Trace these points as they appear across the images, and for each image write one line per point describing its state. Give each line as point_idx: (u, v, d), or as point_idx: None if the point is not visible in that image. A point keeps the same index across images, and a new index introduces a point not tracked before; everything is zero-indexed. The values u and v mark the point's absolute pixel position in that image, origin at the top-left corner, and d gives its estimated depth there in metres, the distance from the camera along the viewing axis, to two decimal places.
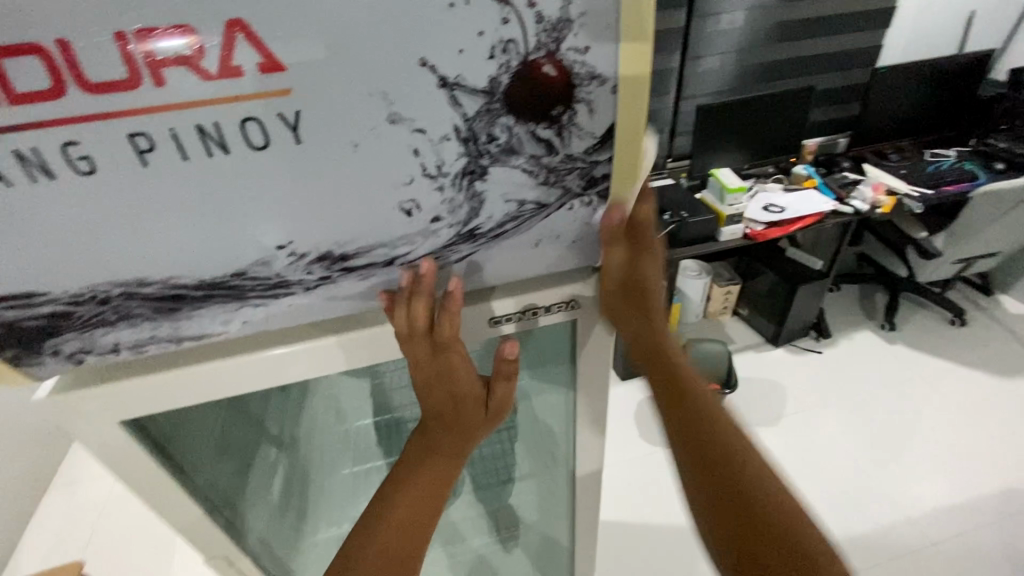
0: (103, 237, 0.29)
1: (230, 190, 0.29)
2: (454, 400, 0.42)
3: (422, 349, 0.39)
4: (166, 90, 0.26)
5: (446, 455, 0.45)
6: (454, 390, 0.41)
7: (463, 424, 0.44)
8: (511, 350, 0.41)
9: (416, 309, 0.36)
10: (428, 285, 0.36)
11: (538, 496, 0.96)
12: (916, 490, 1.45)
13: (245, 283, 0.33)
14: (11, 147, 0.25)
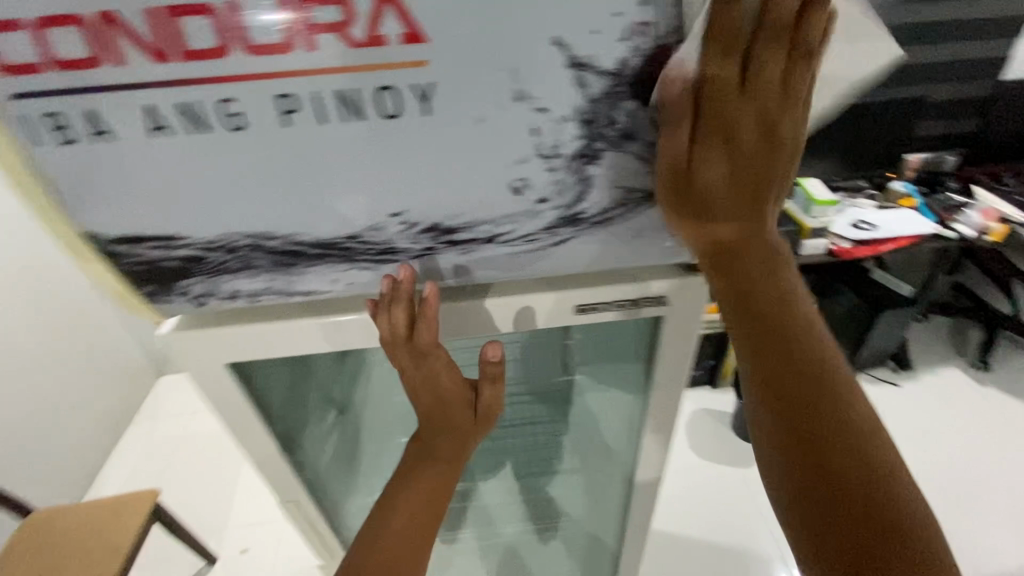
0: (242, 189, 0.31)
1: (357, 155, 0.31)
2: (442, 401, 0.49)
3: (411, 358, 0.45)
4: (316, 55, 0.27)
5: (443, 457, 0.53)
6: (443, 393, 0.49)
7: (455, 424, 0.52)
8: (493, 352, 0.47)
9: (395, 314, 0.38)
10: (406, 290, 0.37)
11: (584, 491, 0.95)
12: (995, 548, 1.32)
13: (356, 246, 0.35)
14: (177, 100, 0.28)
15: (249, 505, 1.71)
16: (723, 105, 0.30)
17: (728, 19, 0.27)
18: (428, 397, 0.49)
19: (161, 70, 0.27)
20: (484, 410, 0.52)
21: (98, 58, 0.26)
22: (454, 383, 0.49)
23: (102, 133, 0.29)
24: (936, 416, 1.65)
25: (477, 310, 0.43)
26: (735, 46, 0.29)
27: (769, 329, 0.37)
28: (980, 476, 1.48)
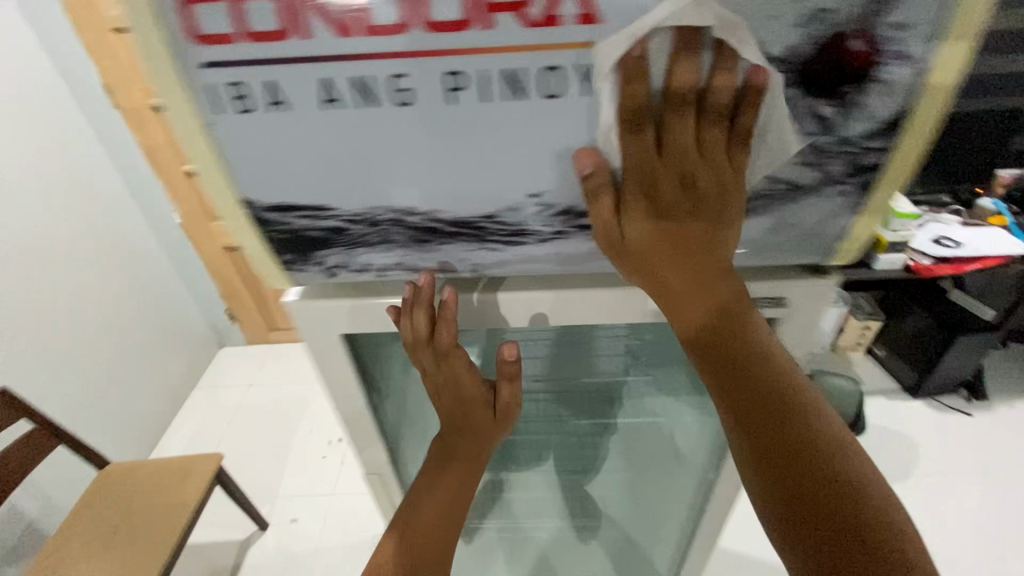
0: (394, 162, 0.33)
1: (510, 134, 0.32)
2: (466, 401, 0.58)
3: (434, 364, 0.53)
4: (492, 32, 0.28)
5: (468, 457, 0.64)
6: (464, 393, 0.57)
7: (479, 427, 0.61)
8: (509, 354, 0.56)
9: (418, 316, 0.42)
10: (427, 295, 0.41)
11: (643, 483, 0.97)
12: None
13: (490, 227, 0.37)
14: (350, 75, 0.29)
15: (300, 476, 1.80)
16: (644, 169, 0.34)
17: (634, 93, 0.31)
18: (451, 398, 0.57)
19: (341, 43, 0.28)
20: (501, 406, 0.60)
21: (285, 30, 0.28)
22: (475, 386, 0.57)
23: (275, 103, 0.30)
24: (1008, 454, 1.58)
25: (490, 304, 0.49)
26: (647, 116, 0.32)
27: (749, 383, 0.41)
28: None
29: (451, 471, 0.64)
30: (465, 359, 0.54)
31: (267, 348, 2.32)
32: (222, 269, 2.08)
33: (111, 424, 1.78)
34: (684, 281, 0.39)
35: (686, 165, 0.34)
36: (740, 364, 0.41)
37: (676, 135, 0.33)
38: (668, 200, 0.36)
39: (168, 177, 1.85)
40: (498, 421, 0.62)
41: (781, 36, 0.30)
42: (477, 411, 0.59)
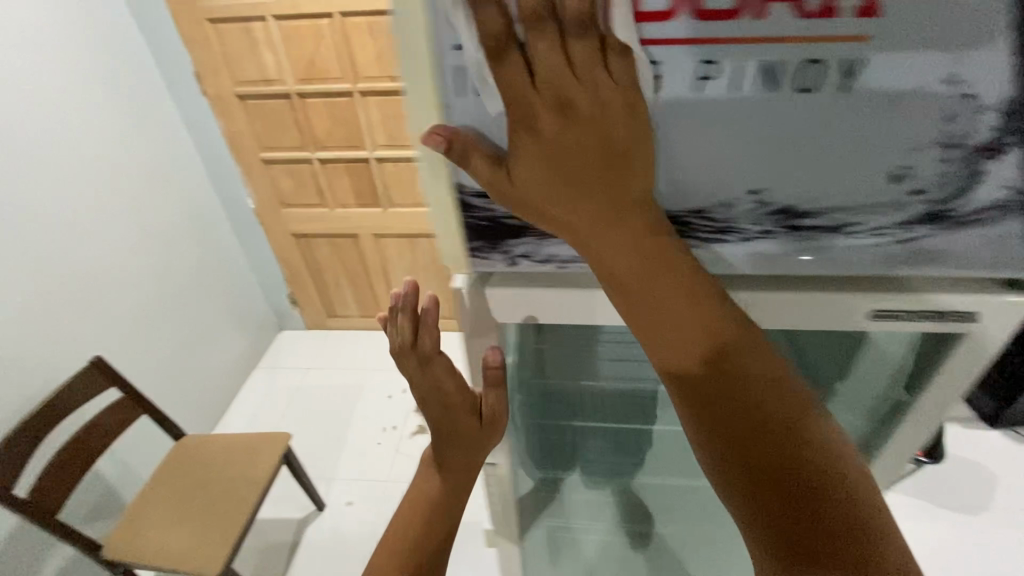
0: (640, 127, 0.43)
1: (745, 118, 0.41)
2: (451, 408, 0.69)
3: (418, 372, 0.65)
4: (762, 21, 0.37)
5: (461, 466, 0.73)
6: (449, 398, 0.68)
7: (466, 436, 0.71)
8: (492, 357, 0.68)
9: (401, 321, 0.62)
10: (410, 303, 0.61)
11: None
12: None
13: (697, 221, 0.48)
14: (608, 41, 0.40)
15: (355, 460, 1.84)
16: (518, 97, 0.42)
17: (489, 21, 0.39)
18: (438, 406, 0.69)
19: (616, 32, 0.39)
20: (486, 414, 0.71)
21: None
22: (461, 394, 0.70)
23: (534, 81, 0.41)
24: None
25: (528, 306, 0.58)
26: (505, 43, 0.40)
27: (700, 388, 0.50)
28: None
29: (441, 474, 0.73)
30: (446, 365, 0.67)
31: (323, 335, 2.38)
32: (288, 254, 2.15)
33: (181, 397, 1.86)
34: (660, 301, 0.48)
35: (558, 91, 0.41)
36: (717, 379, 0.49)
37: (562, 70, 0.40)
38: (565, 134, 0.43)
39: (245, 164, 1.92)
40: (486, 430, 0.72)
41: (1012, 65, 0.37)
42: (462, 418, 0.70)
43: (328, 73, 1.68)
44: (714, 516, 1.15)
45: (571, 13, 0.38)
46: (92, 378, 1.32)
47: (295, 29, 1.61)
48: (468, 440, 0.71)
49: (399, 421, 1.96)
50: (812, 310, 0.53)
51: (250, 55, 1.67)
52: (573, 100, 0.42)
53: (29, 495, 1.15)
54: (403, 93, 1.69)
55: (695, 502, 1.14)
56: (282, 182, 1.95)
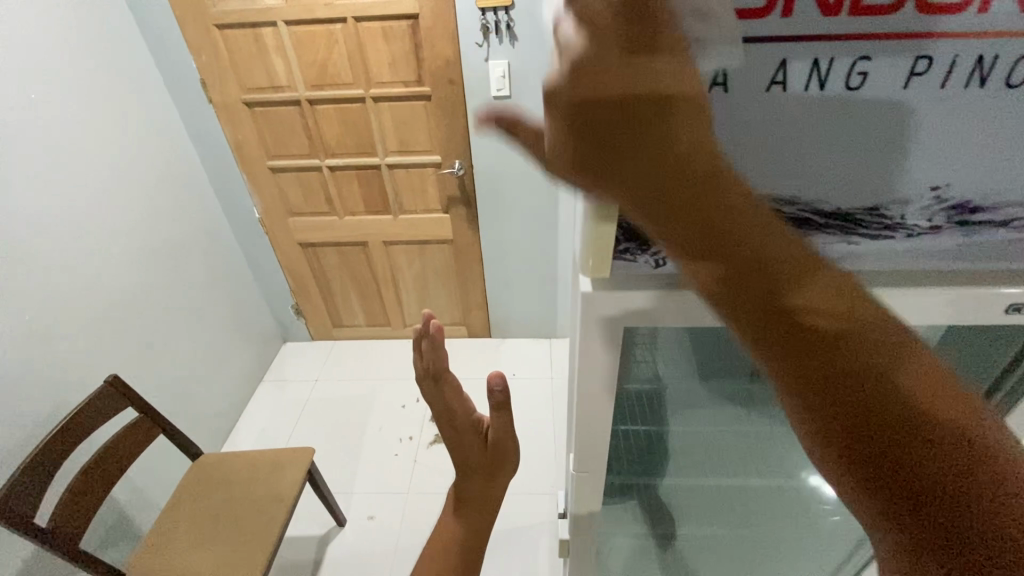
0: (815, 140, 0.34)
1: (929, 113, 0.32)
2: (461, 431, 0.73)
3: (433, 392, 0.71)
4: (983, 17, 0.29)
5: (477, 495, 0.76)
6: (457, 420, 0.72)
7: (477, 464, 0.74)
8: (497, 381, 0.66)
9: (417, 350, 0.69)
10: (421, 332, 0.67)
11: (766, 440, 1.03)
12: None
13: (863, 219, 0.37)
14: (813, 55, 0.32)
15: (373, 473, 1.80)
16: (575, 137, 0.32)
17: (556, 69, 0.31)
18: (451, 430, 0.73)
19: (823, 23, 0.31)
20: (493, 440, 0.72)
21: (768, 7, 0.30)
22: (467, 416, 0.73)
23: (716, 86, 0.32)
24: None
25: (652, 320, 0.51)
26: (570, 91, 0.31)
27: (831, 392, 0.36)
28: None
29: (462, 506, 0.77)
30: (455, 390, 0.71)
31: (329, 346, 2.34)
32: (294, 264, 2.11)
33: (189, 416, 1.79)
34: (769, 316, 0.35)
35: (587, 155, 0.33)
36: (853, 391, 0.35)
37: (591, 76, 0.30)
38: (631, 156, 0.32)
39: (251, 173, 1.88)
40: (493, 456, 0.73)
41: None
42: (469, 444, 0.73)
43: (339, 79, 1.65)
44: (746, 510, 1.16)
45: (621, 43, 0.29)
46: (106, 399, 1.26)
47: (307, 34, 1.58)
48: (475, 468, 0.74)
49: (415, 430, 1.92)
50: (970, 310, 0.41)
51: (259, 62, 1.64)
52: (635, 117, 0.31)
53: (48, 525, 1.08)
54: (416, 99, 1.67)
55: (727, 498, 1.14)
56: (290, 191, 1.91)
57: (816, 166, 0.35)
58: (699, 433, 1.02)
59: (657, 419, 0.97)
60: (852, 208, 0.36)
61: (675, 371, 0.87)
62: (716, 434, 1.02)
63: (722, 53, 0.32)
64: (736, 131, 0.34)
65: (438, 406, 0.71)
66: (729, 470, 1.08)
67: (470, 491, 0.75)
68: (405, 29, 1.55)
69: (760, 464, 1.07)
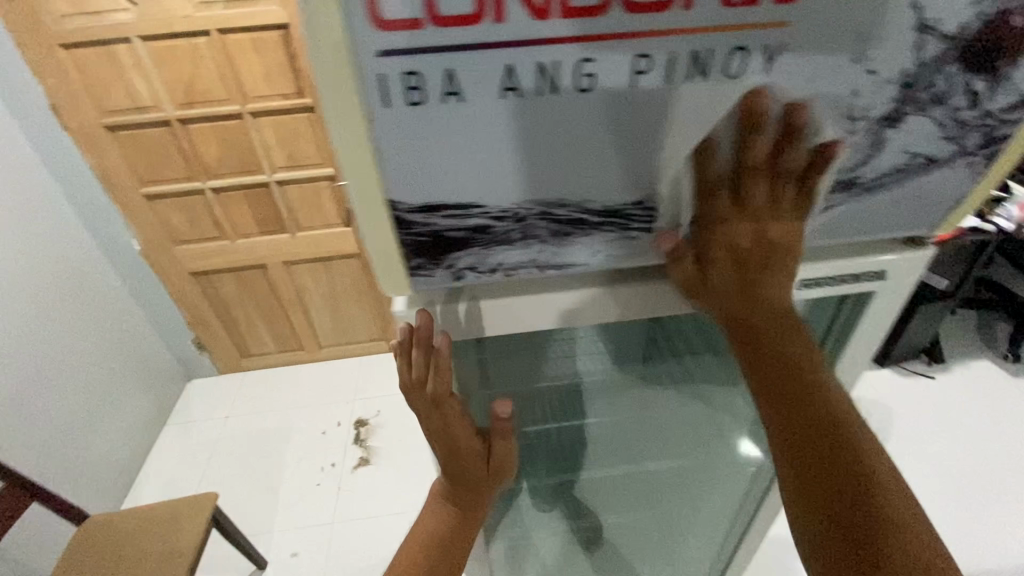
0: (553, 147, 0.31)
1: (661, 107, 0.30)
2: (458, 454, 0.57)
3: (432, 414, 0.49)
4: (689, 13, 0.27)
5: (468, 506, 0.64)
6: (459, 445, 0.56)
7: (471, 479, 0.62)
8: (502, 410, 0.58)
9: (412, 357, 0.43)
10: (422, 332, 0.42)
11: (691, 427, 0.93)
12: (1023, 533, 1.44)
13: (635, 214, 0.36)
14: (537, 60, 0.27)
15: (295, 507, 1.71)
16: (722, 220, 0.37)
17: (707, 177, 0.35)
18: (444, 450, 0.57)
19: (536, 27, 0.26)
20: (495, 459, 0.61)
21: (478, 13, 0.26)
22: (467, 437, 0.56)
23: (449, 94, 0.28)
24: (960, 410, 1.77)
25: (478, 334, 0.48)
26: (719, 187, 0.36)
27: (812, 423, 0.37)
28: (998, 462, 1.61)
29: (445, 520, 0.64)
30: (460, 415, 0.53)
31: (239, 377, 2.19)
32: (187, 296, 1.96)
33: (78, 476, 1.62)
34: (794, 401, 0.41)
35: (765, 215, 0.36)
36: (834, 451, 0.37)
37: (757, 173, 0.35)
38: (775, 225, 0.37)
39: (123, 203, 1.72)
40: (492, 475, 0.63)
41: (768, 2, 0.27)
42: (470, 462, 0.59)
43: (209, 96, 1.55)
44: (668, 502, 1.08)
45: (784, 161, 0.34)
46: None
47: (166, 50, 1.46)
48: (473, 484, 0.62)
49: (338, 456, 1.84)
50: None
51: (117, 82, 1.51)
52: (785, 196, 0.36)
53: None
54: (297, 112, 1.59)
55: (649, 491, 1.06)
56: (172, 218, 1.77)
57: (562, 171, 0.32)
58: (625, 428, 0.94)
59: (574, 412, 0.90)
60: (753, 161, 0.34)
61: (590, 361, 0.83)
62: (642, 423, 0.93)
63: (420, 63, 0.27)
64: (484, 142, 0.30)
65: (437, 429, 0.52)
66: (653, 460, 0.99)
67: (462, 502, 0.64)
68: (276, 40, 1.47)
69: (689, 456, 0.97)
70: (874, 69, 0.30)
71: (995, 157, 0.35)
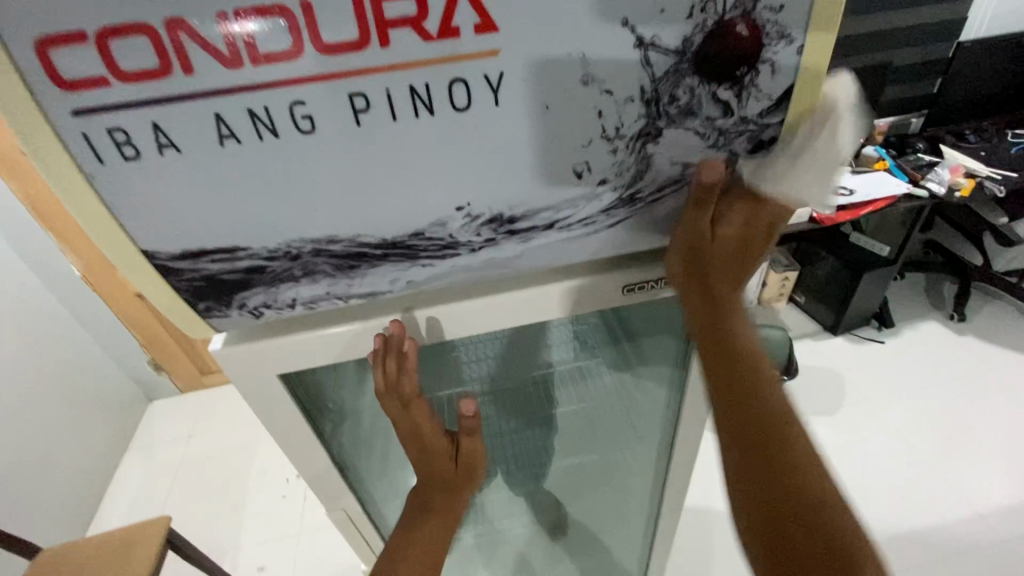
0: (298, 186, 0.30)
1: (395, 139, 0.30)
2: (430, 454, 0.53)
3: (401, 417, 0.45)
4: (389, 51, 0.27)
5: (441, 514, 0.58)
6: (427, 445, 0.51)
7: (444, 482, 0.56)
8: (469, 408, 0.53)
9: (388, 363, 0.41)
10: (396, 343, 0.41)
11: (625, 417, 0.87)
12: (975, 488, 1.46)
13: (419, 243, 0.35)
14: (245, 106, 0.27)
15: (261, 521, 1.70)
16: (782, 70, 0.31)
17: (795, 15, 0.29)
18: (415, 449, 0.52)
19: (230, 76, 0.26)
20: (464, 456, 0.56)
21: (162, 67, 0.25)
22: (438, 436, 0.52)
23: (165, 146, 0.28)
24: (914, 371, 1.78)
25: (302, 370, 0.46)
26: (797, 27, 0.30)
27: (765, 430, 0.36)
28: (951, 422, 1.62)
29: (418, 531, 0.57)
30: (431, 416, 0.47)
31: (200, 396, 2.17)
32: (136, 317, 1.93)
33: (35, 509, 1.59)
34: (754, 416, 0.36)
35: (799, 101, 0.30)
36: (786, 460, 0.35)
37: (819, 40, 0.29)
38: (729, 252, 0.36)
39: (56, 229, 1.67)
40: (464, 475, 0.57)
41: (470, 25, 0.27)
42: (438, 464, 0.54)
43: None
44: (616, 491, 1.02)
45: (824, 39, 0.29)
46: None
47: None
48: (444, 485, 0.56)
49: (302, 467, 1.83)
50: (571, 304, 0.44)
51: None
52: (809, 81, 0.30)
53: None
54: None
55: (604, 476, 1.02)
56: None
57: (315, 210, 0.32)
58: (583, 412, 0.91)
59: (543, 402, 0.90)
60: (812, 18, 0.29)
61: (556, 349, 0.77)
62: (589, 407, 0.90)
63: (117, 118, 0.26)
64: (221, 188, 0.30)
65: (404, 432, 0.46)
66: (598, 442, 0.95)
67: (431, 511, 0.58)
68: None
69: (625, 447, 0.91)
70: (610, 87, 0.30)
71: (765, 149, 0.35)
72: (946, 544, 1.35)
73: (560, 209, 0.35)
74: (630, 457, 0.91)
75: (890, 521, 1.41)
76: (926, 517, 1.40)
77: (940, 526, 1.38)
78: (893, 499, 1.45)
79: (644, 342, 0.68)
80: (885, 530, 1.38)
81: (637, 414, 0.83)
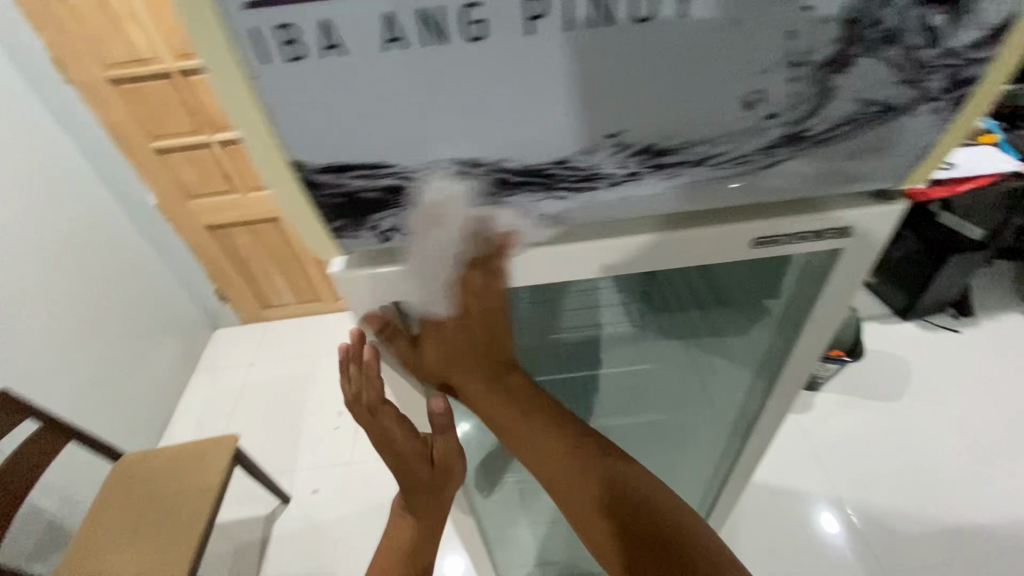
0: (454, 100, 0.29)
1: (563, 52, 0.27)
2: (406, 459, 0.54)
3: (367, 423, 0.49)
4: None
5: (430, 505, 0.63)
6: (401, 452, 0.53)
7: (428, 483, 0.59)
8: (438, 407, 0.52)
9: (349, 371, 0.46)
10: (357, 349, 0.45)
11: (695, 378, 0.83)
12: None
13: (560, 173, 0.33)
14: (418, 7, 0.25)
15: (314, 447, 1.80)
16: None
17: None
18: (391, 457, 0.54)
19: None
20: (441, 460, 0.58)
21: None
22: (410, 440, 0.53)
23: (330, 48, 0.26)
24: (991, 363, 1.67)
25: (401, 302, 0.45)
26: None
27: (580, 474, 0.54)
28: None
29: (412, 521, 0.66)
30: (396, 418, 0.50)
31: (261, 327, 2.28)
32: (205, 248, 2.01)
33: (117, 415, 1.73)
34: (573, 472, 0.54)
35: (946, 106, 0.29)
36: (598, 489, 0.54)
37: None
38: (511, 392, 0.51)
39: (136, 156, 1.73)
40: (444, 474, 0.59)
41: None
42: (413, 467, 0.56)
43: None
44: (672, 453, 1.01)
45: None
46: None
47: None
48: (427, 484, 0.59)
49: None
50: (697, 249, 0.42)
51: (115, 32, 1.47)
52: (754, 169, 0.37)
53: None
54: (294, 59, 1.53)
55: (661, 434, 0.97)
56: (183, 171, 1.78)
57: (464, 129, 0.30)
58: (638, 385, 0.85)
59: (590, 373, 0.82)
60: None
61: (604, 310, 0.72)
62: (648, 370, 0.82)
63: (284, 13, 0.25)
64: (377, 97, 0.28)
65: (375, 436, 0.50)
66: (658, 405, 0.89)
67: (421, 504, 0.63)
68: None
69: (690, 412, 0.89)
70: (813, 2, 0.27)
71: (962, 88, 0.31)
72: (1008, 542, 1.29)
73: (717, 144, 0.33)
74: (698, 420, 0.90)
75: (947, 513, 1.36)
76: (987, 512, 1.35)
77: (1003, 524, 1.32)
78: (952, 490, 1.39)
79: (731, 297, 0.64)
80: (940, 521, 1.34)
81: (707, 374, 0.81)
